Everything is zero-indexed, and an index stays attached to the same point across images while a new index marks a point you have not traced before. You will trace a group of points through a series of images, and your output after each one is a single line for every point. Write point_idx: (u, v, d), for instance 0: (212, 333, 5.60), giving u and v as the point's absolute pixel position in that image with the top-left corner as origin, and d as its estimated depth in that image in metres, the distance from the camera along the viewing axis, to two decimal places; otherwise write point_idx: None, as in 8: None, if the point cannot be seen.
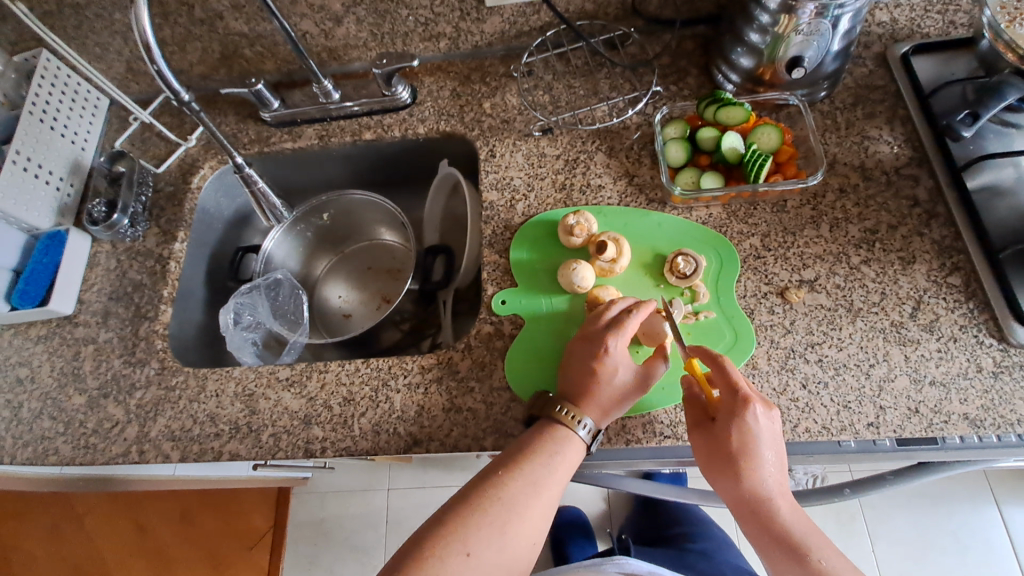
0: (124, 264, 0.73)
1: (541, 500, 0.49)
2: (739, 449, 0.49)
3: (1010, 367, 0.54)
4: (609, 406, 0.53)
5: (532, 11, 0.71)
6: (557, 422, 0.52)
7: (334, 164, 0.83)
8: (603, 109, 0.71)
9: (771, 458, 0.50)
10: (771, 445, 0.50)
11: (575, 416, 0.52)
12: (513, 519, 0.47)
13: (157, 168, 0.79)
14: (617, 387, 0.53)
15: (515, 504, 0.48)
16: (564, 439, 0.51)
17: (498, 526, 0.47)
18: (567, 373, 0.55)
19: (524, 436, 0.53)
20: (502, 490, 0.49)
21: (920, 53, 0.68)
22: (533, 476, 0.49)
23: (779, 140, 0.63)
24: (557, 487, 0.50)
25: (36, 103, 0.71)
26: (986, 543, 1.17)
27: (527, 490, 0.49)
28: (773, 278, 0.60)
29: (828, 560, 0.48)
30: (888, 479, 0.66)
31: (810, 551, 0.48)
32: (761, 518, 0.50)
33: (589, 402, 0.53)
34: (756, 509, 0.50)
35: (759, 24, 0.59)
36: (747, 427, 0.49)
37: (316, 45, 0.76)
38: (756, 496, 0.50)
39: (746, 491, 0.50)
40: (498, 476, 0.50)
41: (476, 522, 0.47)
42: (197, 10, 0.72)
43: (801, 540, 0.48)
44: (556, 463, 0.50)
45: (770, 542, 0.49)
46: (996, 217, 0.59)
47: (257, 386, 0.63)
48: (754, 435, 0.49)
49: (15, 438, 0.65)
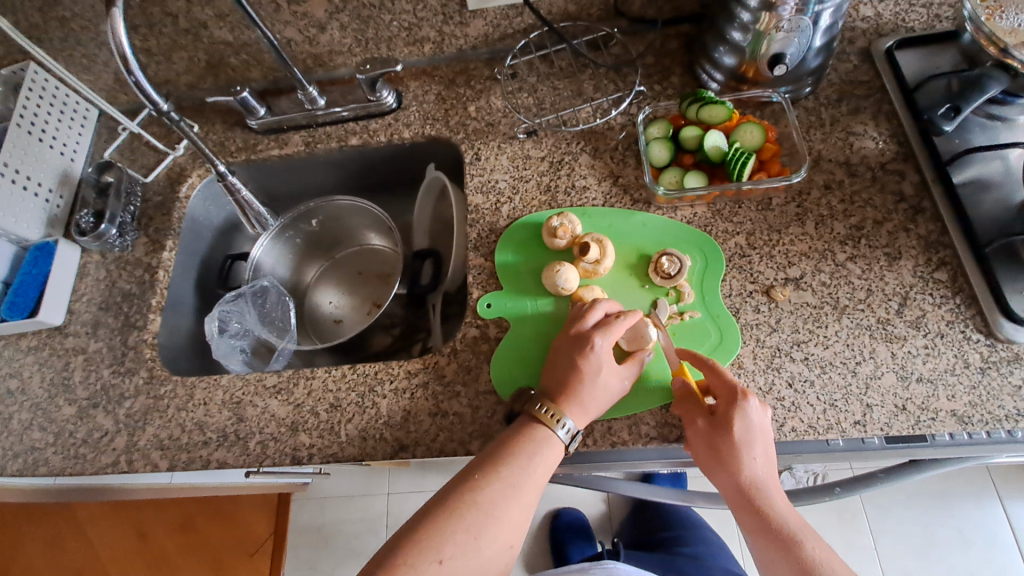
0: (113, 274, 0.73)
1: (519, 503, 0.49)
2: (738, 441, 0.49)
3: (998, 363, 0.53)
4: (590, 406, 0.52)
5: (515, 13, 0.71)
6: (537, 422, 0.52)
7: (322, 170, 0.83)
8: (587, 110, 0.71)
9: (768, 451, 0.50)
10: (767, 437, 0.50)
11: (555, 416, 0.52)
12: (488, 524, 0.47)
13: (146, 178, 0.79)
14: (599, 388, 0.53)
15: (492, 508, 0.48)
16: (543, 441, 0.51)
17: (473, 532, 0.46)
18: (551, 372, 0.55)
19: (504, 434, 0.53)
20: (479, 494, 0.48)
21: (905, 47, 0.68)
22: (511, 478, 0.49)
23: (762, 138, 0.63)
24: (535, 488, 0.50)
25: (24, 115, 0.71)
26: (989, 539, 1.16)
27: (504, 493, 0.49)
28: (758, 276, 0.59)
29: (819, 553, 0.48)
30: (881, 477, 0.66)
31: (803, 543, 0.48)
32: (757, 511, 0.50)
33: (571, 401, 0.52)
34: (752, 502, 0.50)
35: (741, 22, 0.59)
36: (746, 419, 0.50)
37: (300, 52, 0.77)
38: (753, 487, 0.50)
39: (743, 482, 0.50)
40: (476, 479, 0.49)
41: (452, 528, 0.46)
42: (180, 20, 0.72)
43: (794, 533, 0.49)
44: (535, 464, 0.50)
45: (765, 536, 0.49)
46: (983, 211, 0.58)
47: (244, 393, 0.63)
48: (752, 427, 0.50)
49: (5, 449, 0.65)
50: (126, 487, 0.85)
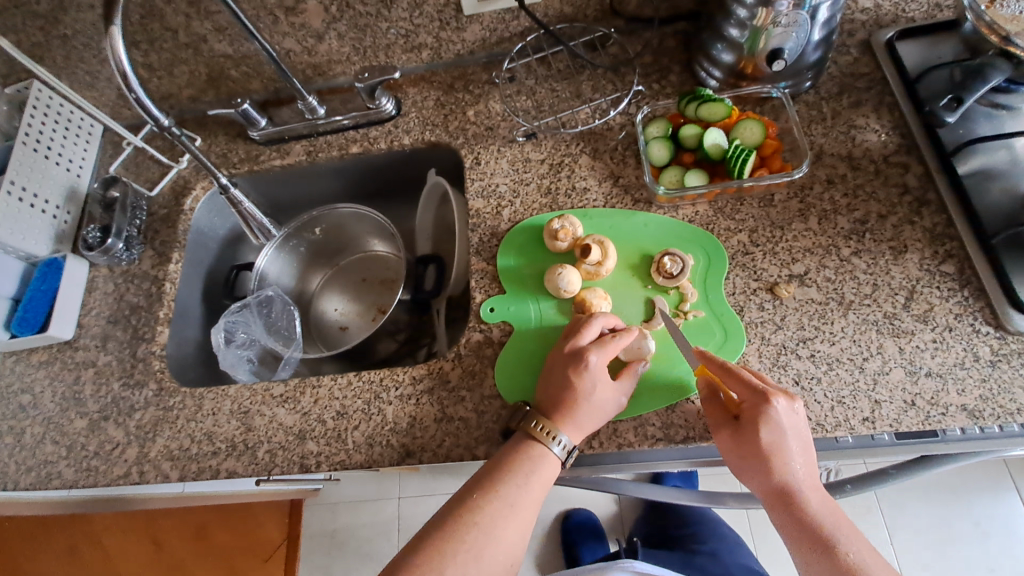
0: (121, 287, 0.74)
1: (517, 522, 0.49)
2: (770, 446, 0.48)
3: (1009, 356, 0.53)
4: (585, 422, 0.52)
5: (511, 17, 0.71)
6: (531, 438, 0.52)
7: (324, 178, 0.84)
8: (586, 111, 0.71)
9: (801, 453, 0.49)
10: (799, 438, 0.49)
11: (550, 432, 0.52)
12: (489, 544, 0.47)
13: (151, 192, 0.80)
14: (595, 404, 0.52)
15: (491, 527, 0.48)
16: (540, 458, 0.51)
17: (473, 552, 0.47)
18: (545, 388, 0.55)
19: (501, 453, 0.53)
20: (478, 514, 0.49)
21: (906, 38, 0.67)
22: (509, 497, 0.49)
23: (762, 134, 0.62)
24: (531, 507, 0.50)
25: (29, 134, 0.72)
26: (1008, 532, 1.14)
27: (502, 513, 0.49)
28: (762, 274, 0.59)
29: (855, 552, 0.47)
30: (892, 473, 0.65)
31: (838, 543, 0.47)
32: (791, 510, 0.49)
33: (565, 418, 0.52)
34: (787, 501, 0.49)
35: (737, 19, 0.58)
36: (776, 423, 0.48)
37: (299, 62, 0.77)
38: (787, 488, 0.49)
39: (777, 484, 0.49)
40: (474, 499, 0.50)
41: (452, 549, 0.47)
42: (180, 34, 0.73)
43: (828, 532, 0.48)
44: (532, 483, 0.50)
45: (798, 536, 0.48)
46: (989, 202, 0.58)
47: (252, 403, 0.63)
48: (782, 431, 0.48)
49: (19, 464, 0.66)
50: (138, 498, 0.86)
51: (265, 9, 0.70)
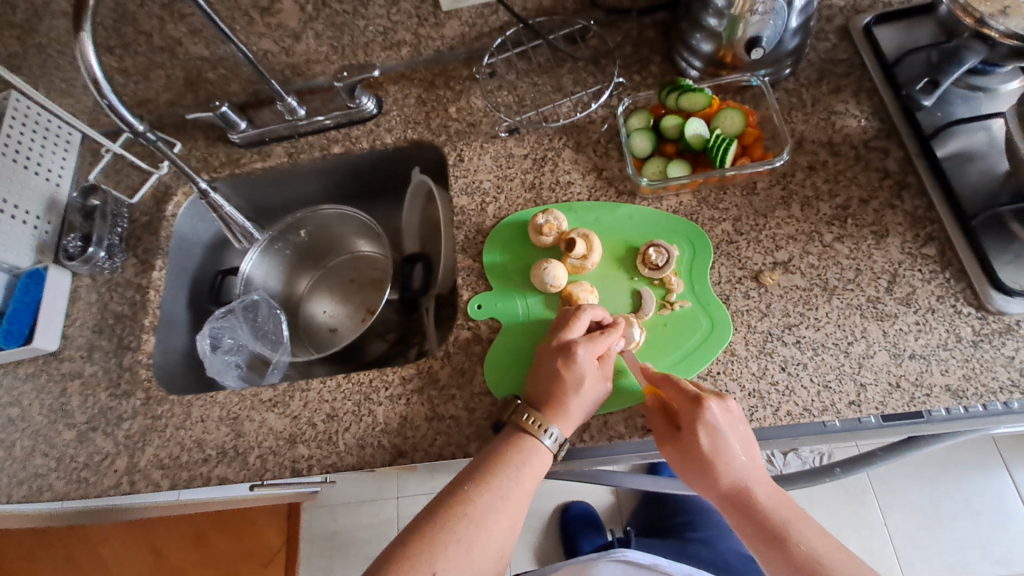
0: (105, 296, 0.73)
1: (509, 514, 0.49)
2: (710, 450, 0.50)
3: (990, 335, 0.53)
4: (575, 416, 0.53)
5: (489, 11, 0.71)
6: (523, 431, 0.52)
7: (307, 179, 0.83)
8: (567, 105, 0.71)
9: (742, 455, 0.50)
10: (738, 438, 0.50)
11: (540, 424, 0.52)
12: (480, 536, 0.48)
13: (132, 199, 0.79)
14: (584, 398, 0.53)
15: (483, 520, 0.48)
16: (530, 450, 0.52)
17: (465, 545, 0.47)
18: (536, 381, 0.55)
19: (491, 446, 0.53)
20: (469, 506, 0.49)
21: (883, 23, 0.67)
22: (500, 489, 0.50)
23: (743, 122, 0.63)
24: (523, 499, 0.51)
25: (8, 144, 0.71)
26: (998, 506, 1.16)
27: (494, 505, 0.49)
28: (746, 262, 0.59)
29: (807, 539, 0.48)
30: (879, 456, 0.66)
31: (791, 535, 0.48)
32: (744, 509, 0.50)
33: (556, 411, 0.52)
34: (738, 502, 0.50)
35: (715, 8, 0.58)
36: (712, 427, 0.50)
37: (277, 62, 0.76)
38: (736, 489, 0.50)
39: (724, 486, 0.50)
40: (465, 491, 0.50)
41: (443, 541, 0.47)
42: (154, 38, 0.71)
43: (778, 524, 0.49)
44: (522, 476, 0.51)
45: (753, 533, 0.50)
46: (966, 185, 0.58)
47: (241, 408, 0.63)
48: (720, 432, 0.50)
49: (9, 478, 0.65)
50: (135, 506, 0.76)
51: (239, 11, 0.69)
